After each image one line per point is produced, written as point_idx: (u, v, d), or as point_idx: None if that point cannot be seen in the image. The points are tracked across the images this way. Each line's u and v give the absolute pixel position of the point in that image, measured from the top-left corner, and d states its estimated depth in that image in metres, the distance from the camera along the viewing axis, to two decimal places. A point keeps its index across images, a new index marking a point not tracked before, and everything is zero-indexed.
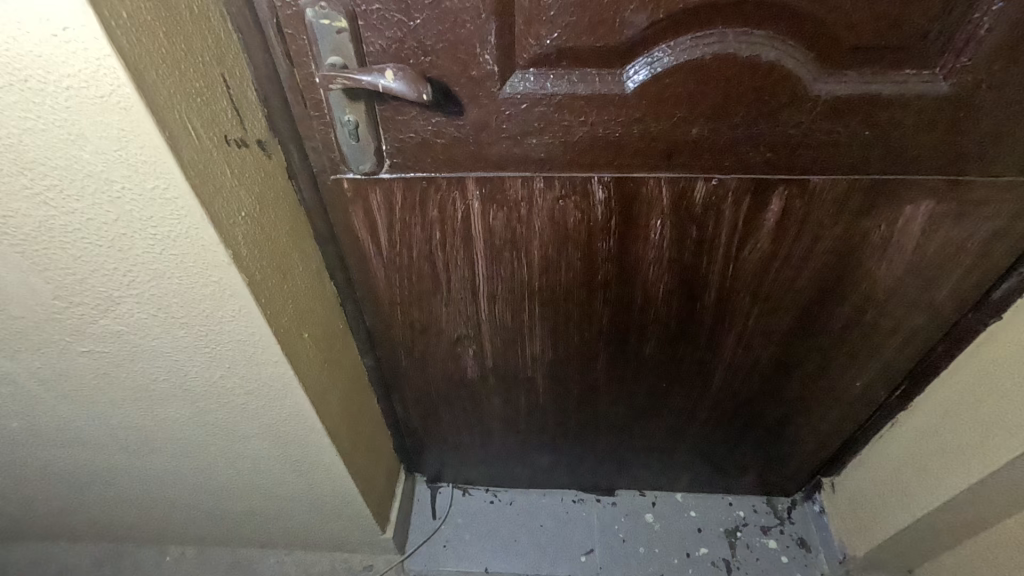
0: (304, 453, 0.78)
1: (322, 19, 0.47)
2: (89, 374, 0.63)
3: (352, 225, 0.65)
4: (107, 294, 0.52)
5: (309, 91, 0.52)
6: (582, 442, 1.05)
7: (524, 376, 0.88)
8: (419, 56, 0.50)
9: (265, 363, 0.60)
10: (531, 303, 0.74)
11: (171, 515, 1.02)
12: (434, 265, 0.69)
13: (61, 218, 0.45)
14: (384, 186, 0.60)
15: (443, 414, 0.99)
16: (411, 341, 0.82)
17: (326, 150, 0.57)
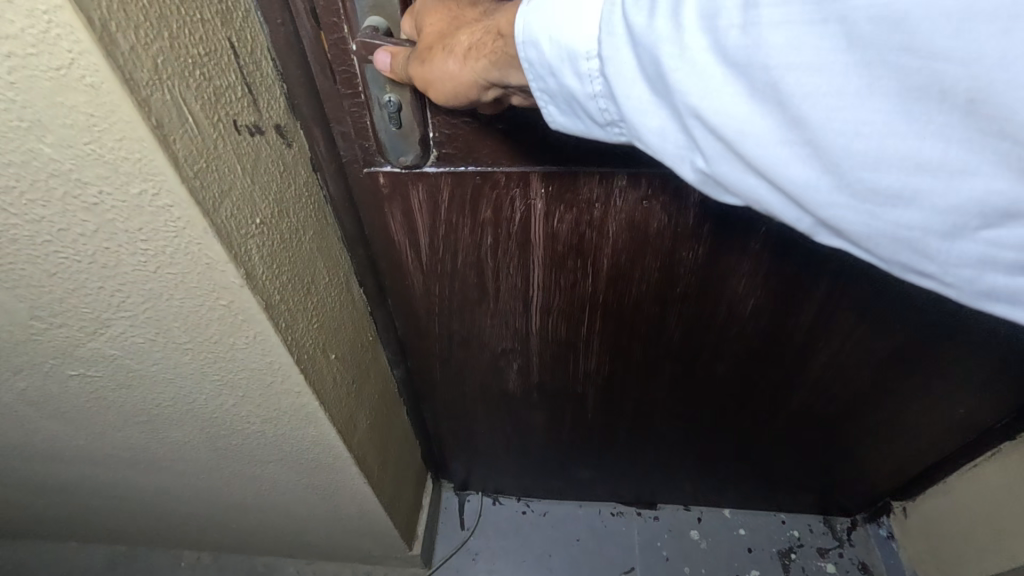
0: (328, 478, 0.70)
1: None
2: (80, 395, 0.54)
3: (387, 225, 0.54)
4: (92, 315, 0.43)
5: (340, 62, 0.41)
6: (628, 457, 0.95)
7: (572, 392, 0.78)
8: None
9: (285, 393, 0.51)
10: (590, 315, 0.64)
11: (183, 524, 0.95)
12: (482, 273, 0.59)
13: (25, 227, 0.35)
14: (431, 183, 0.50)
15: (477, 427, 0.89)
16: (448, 353, 0.73)
17: (360, 138, 0.46)
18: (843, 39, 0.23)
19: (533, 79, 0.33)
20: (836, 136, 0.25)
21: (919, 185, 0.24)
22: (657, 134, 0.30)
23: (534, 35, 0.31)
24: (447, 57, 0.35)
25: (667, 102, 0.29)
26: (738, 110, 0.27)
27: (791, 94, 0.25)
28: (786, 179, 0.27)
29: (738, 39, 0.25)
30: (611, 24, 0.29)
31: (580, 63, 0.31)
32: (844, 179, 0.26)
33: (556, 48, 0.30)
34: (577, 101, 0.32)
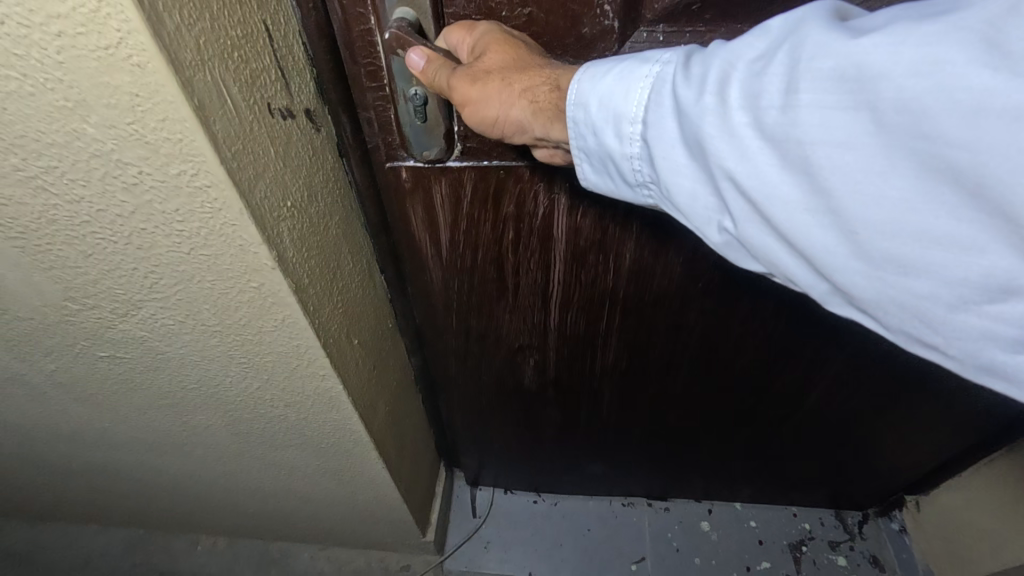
0: (347, 464, 0.70)
1: None
2: (108, 377, 0.55)
3: (407, 219, 0.55)
4: (125, 297, 0.43)
5: (366, 52, 0.41)
6: (642, 452, 0.96)
7: (588, 389, 0.79)
8: (514, 6, 0.39)
9: (310, 376, 0.52)
10: (610, 315, 0.65)
11: (202, 508, 0.97)
12: (501, 268, 0.60)
13: (64, 208, 0.36)
14: (453, 178, 0.50)
15: (491, 422, 0.90)
16: (464, 347, 0.73)
17: (381, 128, 0.47)
18: (870, 122, 0.26)
19: (574, 134, 0.38)
20: (857, 207, 0.28)
21: (929, 259, 0.27)
22: (690, 195, 0.34)
23: (584, 100, 0.36)
24: (505, 88, 0.38)
25: (697, 164, 0.33)
26: (768, 180, 0.30)
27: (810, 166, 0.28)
28: (799, 240, 0.30)
29: (773, 117, 0.29)
30: (656, 97, 0.34)
31: (624, 126, 0.35)
32: (852, 244, 0.29)
33: (602, 112, 0.36)
34: (614, 160, 0.37)
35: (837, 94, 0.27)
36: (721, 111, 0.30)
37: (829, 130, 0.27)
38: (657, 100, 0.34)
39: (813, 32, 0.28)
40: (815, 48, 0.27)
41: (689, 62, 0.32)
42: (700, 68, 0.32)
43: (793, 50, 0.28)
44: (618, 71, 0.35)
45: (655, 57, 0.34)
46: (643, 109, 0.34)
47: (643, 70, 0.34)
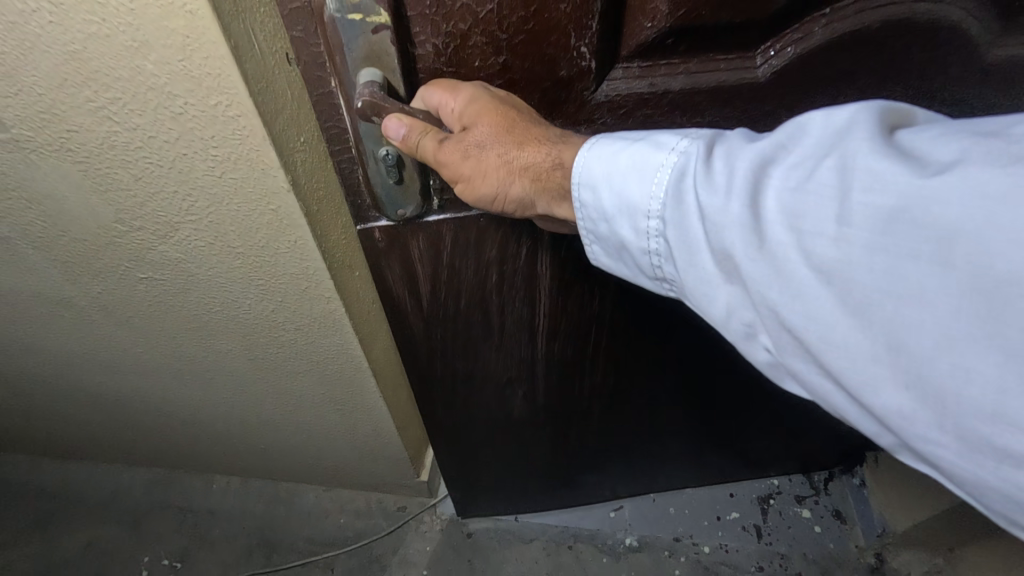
0: (350, 393, 0.80)
1: (352, 13, 0.40)
2: (145, 299, 0.64)
3: (389, 277, 0.64)
4: (165, 219, 0.52)
5: (335, 114, 0.47)
6: (617, 450, 1.03)
7: (581, 406, 0.91)
8: (489, 56, 0.46)
9: (318, 298, 0.61)
10: (597, 333, 0.77)
11: (218, 445, 1.06)
12: (487, 307, 0.70)
13: (122, 134, 0.44)
14: (432, 234, 0.59)
15: (483, 445, 0.97)
16: (450, 390, 0.83)
17: (359, 187, 0.54)
18: (908, 268, 0.31)
19: (581, 216, 0.47)
20: (890, 343, 0.32)
21: (968, 416, 0.30)
22: (726, 299, 0.40)
23: (600, 189, 0.44)
24: (505, 162, 0.47)
25: (722, 265, 0.39)
26: (804, 303, 0.35)
27: (831, 279, 0.33)
28: (813, 345, 0.35)
29: (819, 247, 0.34)
30: (687, 200, 0.40)
31: (649, 220, 0.42)
32: (863, 353, 0.33)
33: (620, 201, 0.43)
34: (638, 251, 0.44)
35: (869, 226, 0.32)
36: (751, 222, 0.36)
37: (854, 250, 0.32)
38: (684, 198, 0.40)
39: (859, 175, 0.32)
40: (866, 185, 0.32)
41: (709, 161, 0.39)
42: (723, 175, 0.38)
43: (841, 181, 0.33)
44: (642, 169, 0.42)
45: (683, 158, 0.41)
46: (669, 206, 0.41)
47: (666, 164, 0.41)
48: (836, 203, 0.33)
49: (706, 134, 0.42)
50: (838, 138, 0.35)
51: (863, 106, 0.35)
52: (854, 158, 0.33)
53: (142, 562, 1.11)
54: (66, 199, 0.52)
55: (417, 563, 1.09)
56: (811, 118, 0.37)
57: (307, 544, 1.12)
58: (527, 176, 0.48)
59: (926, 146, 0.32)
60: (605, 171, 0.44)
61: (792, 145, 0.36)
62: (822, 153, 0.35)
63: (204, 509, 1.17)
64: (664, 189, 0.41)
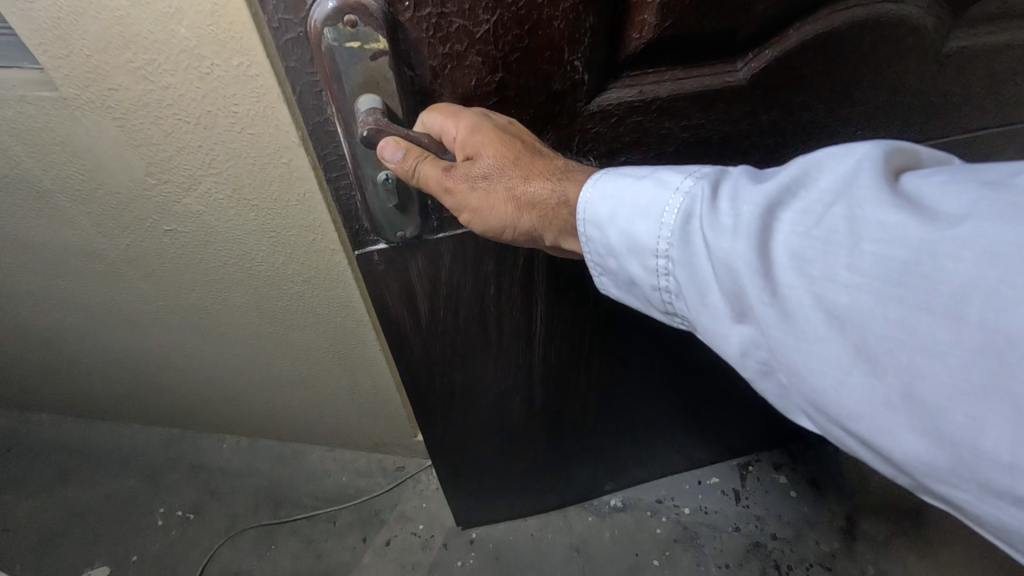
0: (352, 347, 0.86)
1: (351, 41, 0.43)
2: (168, 251, 0.71)
3: (387, 297, 0.67)
4: (190, 173, 0.59)
5: (334, 140, 0.50)
6: (608, 444, 1.07)
7: (578, 404, 0.96)
8: (486, 73, 0.49)
9: (324, 251, 0.67)
10: (591, 337, 0.83)
11: (229, 404, 1.13)
12: (485, 317, 0.74)
13: (155, 92, 0.51)
14: (430, 253, 0.63)
15: (481, 453, 1.00)
16: (450, 400, 0.87)
17: (357, 212, 0.57)
18: (915, 317, 0.32)
19: (587, 251, 0.50)
20: (901, 389, 0.33)
21: (988, 469, 0.31)
22: (736, 336, 0.41)
23: (610, 224, 0.47)
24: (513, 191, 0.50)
25: (733, 306, 0.40)
26: (814, 347, 0.36)
27: (844, 326, 0.35)
28: (825, 390, 0.36)
29: (829, 293, 0.35)
30: (696, 241, 0.41)
31: (659, 257, 0.44)
32: (876, 400, 0.34)
33: (629, 238, 0.45)
34: (649, 286, 0.46)
35: (877, 275, 0.33)
36: (760, 266, 0.37)
37: (867, 299, 0.33)
38: (691, 238, 0.42)
39: (869, 225, 0.34)
40: (876, 234, 0.33)
41: (716, 203, 0.41)
42: (729, 217, 0.39)
43: (850, 230, 0.34)
44: (647, 207, 0.44)
45: (687, 196, 0.43)
46: (676, 245, 0.43)
47: (672, 204, 0.43)
48: (845, 251, 0.34)
49: (709, 172, 0.43)
50: (846, 185, 0.36)
51: (869, 151, 0.36)
52: (863, 209, 0.34)
53: (157, 513, 1.19)
54: (104, 153, 0.58)
55: (415, 517, 1.16)
56: (818, 162, 0.38)
57: (311, 499, 1.19)
58: (532, 207, 0.50)
59: (934, 195, 0.33)
60: (612, 209, 0.46)
61: (799, 189, 0.38)
62: (831, 199, 0.36)
63: (215, 466, 1.24)
64: (670, 228, 0.43)
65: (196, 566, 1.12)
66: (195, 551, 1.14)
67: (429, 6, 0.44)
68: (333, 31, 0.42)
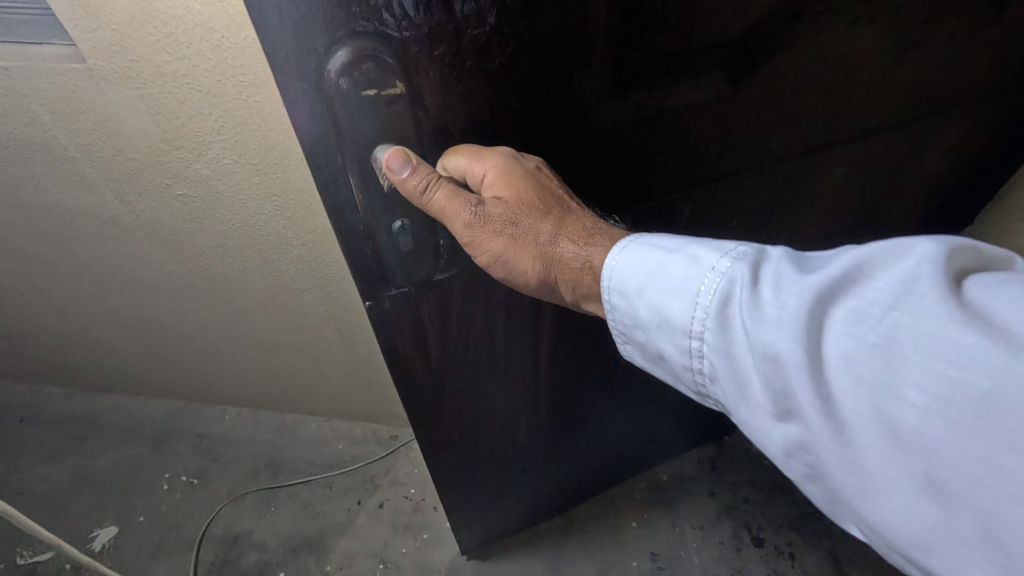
0: (347, 311, 0.93)
1: (368, 88, 0.43)
2: (180, 216, 0.78)
3: (397, 339, 0.67)
4: (200, 139, 0.66)
5: (347, 190, 0.49)
6: (607, 450, 1.08)
7: (577, 421, 0.96)
8: (499, 105, 0.50)
9: (322, 213, 0.74)
10: (592, 353, 0.85)
11: (231, 375, 1.19)
12: (491, 347, 0.75)
13: (172, 63, 0.58)
14: (439, 290, 0.63)
15: (484, 484, 0.98)
16: (454, 434, 0.86)
17: (369, 260, 0.55)
18: (989, 450, 0.29)
19: (616, 319, 0.51)
20: (976, 528, 0.30)
21: None
22: (781, 436, 0.38)
23: (644, 299, 0.47)
24: (537, 237, 0.53)
25: (777, 405, 0.38)
26: (872, 462, 0.34)
27: (910, 449, 0.32)
28: (886, 511, 0.34)
29: (888, 407, 0.32)
30: (737, 328, 0.40)
31: (694, 338, 0.43)
32: (948, 535, 0.31)
33: (664, 316, 0.45)
34: (682, 365, 0.45)
35: (944, 396, 0.30)
36: (808, 367, 0.35)
37: (935, 422, 0.30)
38: (729, 323, 0.40)
39: (931, 340, 0.31)
40: (941, 350, 0.30)
41: (757, 290, 0.39)
42: (772, 307, 0.37)
43: (912, 341, 0.31)
44: (679, 283, 0.44)
45: (723, 277, 0.41)
46: (711, 329, 0.41)
47: (706, 284, 0.42)
48: (910, 366, 0.31)
49: (747, 252, 0.42)
50: (906, 286, 0.33)
51: (933, 248, 0.33)
52: (927, 319, 0.31)
53: (162, 477, 1.25)
54: (123, 120, 0.65)
55: (406, 480, 1.23)
56: (874, 254, 0.35)
57: (308, 465, 1.25)
58: (555, 263, 0.54)
59: (1012, 311, 0.30)
60: (644, 283, 0.47)
61: (851, 284, 0.35)
62: (889, 303, 0.33)
63: (218, 435, 1.31)
64: (703, 309, 0.42)
65: (199, 526, 1.18)
66: (199, 512, 1.20)
67: (445, 46, 0.44)
68: (348, 78, 0.42)
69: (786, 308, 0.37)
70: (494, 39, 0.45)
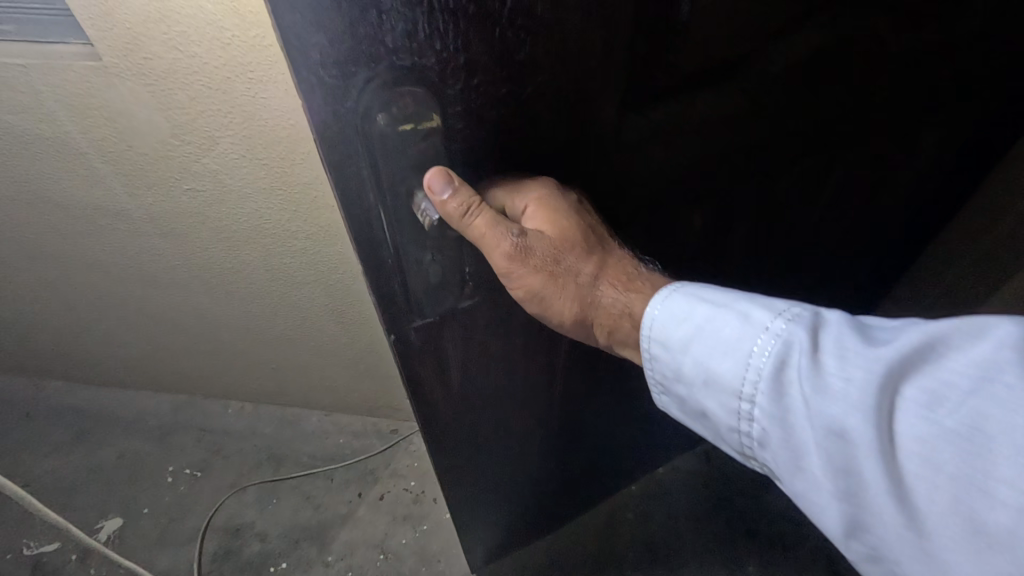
0: (349, 304, 0.95)
1: (403, 123, 0.42)
2: (187, 210, 0.81)
3: (418, 368, 0.65)
4: (209, 135, 0.68)
5: (375, 223, 0.48)
6: (615, 457, 1.07)
7: (590, 433, 0.95)
8: (526, 131, 0.48)
9: (326, 207, 0.77)
10: (608, 368, 0.83)
11: (231, 368, 1.21)
12: (511, 370, 0.73)
13: (184, 61, 0.60)
14: (461, 316, 0.61)
15: (498, 500, 0.97)
16: (471, 459, 0.84)
17: (393, 290, 0.54)
18: None
19: (655, 371, 0.52)
20: None
21: None
22: (839, 506, 0.41)
23: (692, 355, 0.48)
24: (577, 278, 0.54)
25: (838, 477, 0.40)
26: (944, 540, 0.36)
27: (991, 542, 0.34)
28: None
29: (966, 489, 0.35)
30: (797, 395, 0.42)
31: (746, 399, 0.45)
32: None
33: (715, 374, 0.47)
34: (728, 425, 0.47)
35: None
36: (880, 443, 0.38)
37: (1014, 509, 0.33)
38: (785, 388, 0.43)
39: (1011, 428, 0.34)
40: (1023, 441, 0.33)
41: (818, 359, 0.41)
42: (838, 379, 0.40)
43: (991, 427, 0.35)
44: (727, 341, 0.46)
45: (779, 339, 0.44)
46: (767, 393, 0.44)
47: (762, 346, 0.44)
48: (991, 454, 0.34)
49: (803, 314, 0.45)
50: (984, 373, 0.36)
51: (1008, 334, 0.36)
52: (1005, 408, 0.34)
53: (166, 470, 1.27)
54: (134, 116, 0.68)
55: (406, 473, 1.24)
56: (944, 335, 0.38)
57: (309, 458, 1.27)
58: (593, 304, 0.55)
59: None
60: (690, 337, 0.49)
61: (925, 364, 0.38)
62: (965, 386, 0.36)
63: (220, 428, 1.32)
64: (758, 372, 0.44)
65: (203, 517, 1.20)
66: (202, 504, 1.22)
67: (477, 77, 0.42)
68: (385, 113, 0.41)
69: (854, 382, 0.39)
70: (522, 67, 0.43)
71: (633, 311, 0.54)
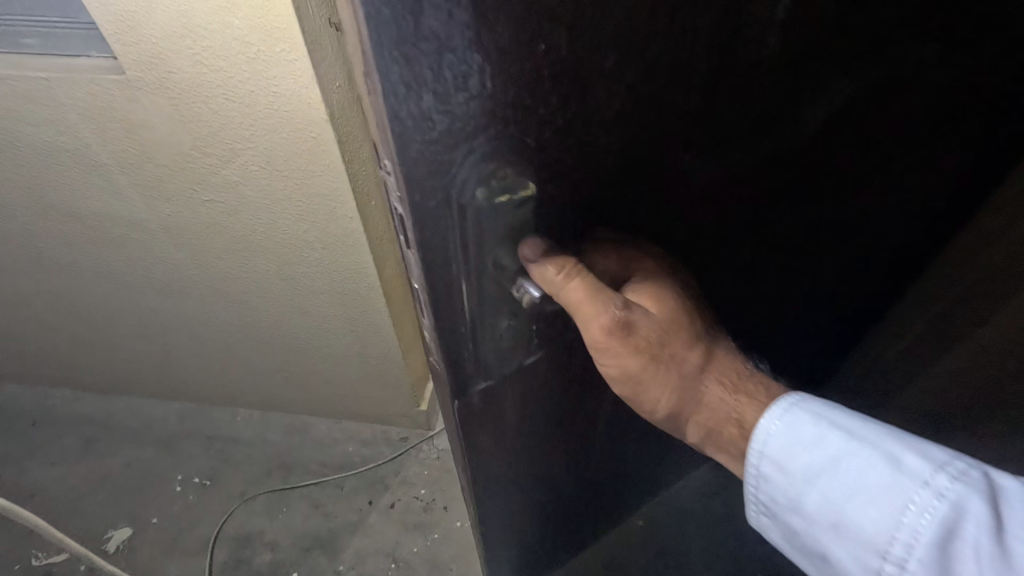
0: (363, 313, 0.96)
1: (500, 195, 0.36)
2: (205, 221, 0.81)
3: (476, 435, 0.58)
4: (231, 147, 0.69)
5: (455, 294, 0.42)
6: (644, 483, 1.04)
7: (625, 470, 0.90)
8: (614, 185, 0.42)
9: (344, 218, 0.77)
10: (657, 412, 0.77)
11: (241, 376, 1.21)
12: (567, 423, 0.67)
13: (209, 75, 0.61)
14: (528, 376, 0.55)
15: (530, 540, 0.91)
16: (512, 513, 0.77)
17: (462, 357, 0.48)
18: None
19: (764, 492, 0.48)
20: None
21: None
22: None
23: (825, 493, 0.44)
24: (681, 372, 0.49)
25: None
26: None
27: None
28: None
29: None
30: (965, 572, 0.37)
31: (893, 559, 0.40)
32: None
33: (853, 520, 0.42)
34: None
35: None
36: None
37: None
38: (949, 560, 0.38)
39: None
40: None
41: (997, 542, 0.37)
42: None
43: None
44: (870, 486, 0.42)
45: (944, 501, 0.40)
46: (923, 559, 0.39)
47: (916, 501, 0.40)
48: None
49: (973, 476, 0.41)
50: None
51: None
52: None
53: (175, 479, 1.27)
54: (156, 129, 0.68)
55: (417, 481, 1.24)
56: None
57: (318, 466, 1.27)
58: (693, 397, 0.50)
59: None
60: (822, 470, 0.44)
61: None
62: None
63: (230, 437, 1.32)
64: (914, 530, 0.39)
65: (213, 526, 1.20)
66: (212, 512, 1.22)
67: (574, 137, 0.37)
68: (482, 186, 0.36)
69: None
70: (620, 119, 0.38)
71: (741, 407, 0.48)
